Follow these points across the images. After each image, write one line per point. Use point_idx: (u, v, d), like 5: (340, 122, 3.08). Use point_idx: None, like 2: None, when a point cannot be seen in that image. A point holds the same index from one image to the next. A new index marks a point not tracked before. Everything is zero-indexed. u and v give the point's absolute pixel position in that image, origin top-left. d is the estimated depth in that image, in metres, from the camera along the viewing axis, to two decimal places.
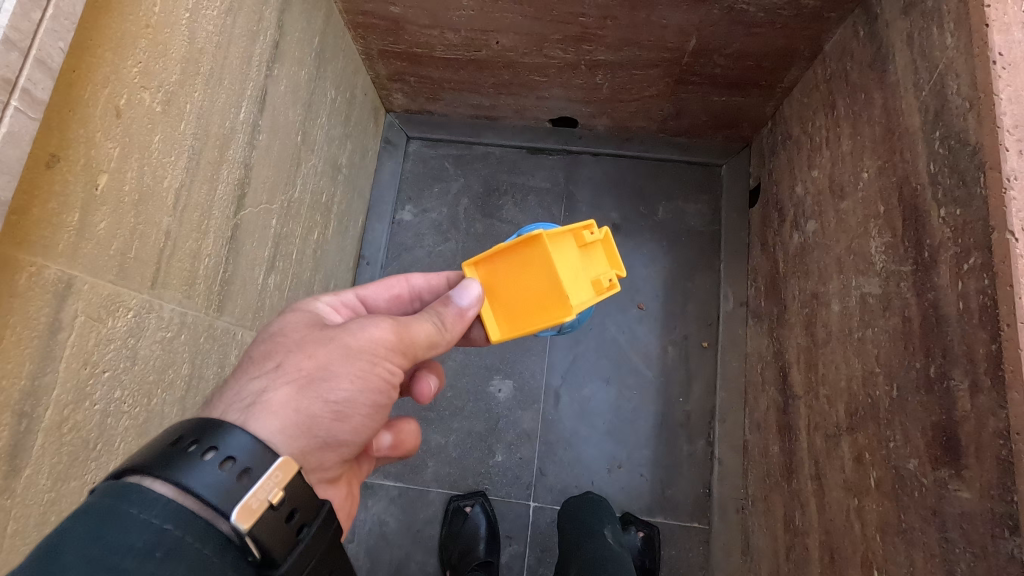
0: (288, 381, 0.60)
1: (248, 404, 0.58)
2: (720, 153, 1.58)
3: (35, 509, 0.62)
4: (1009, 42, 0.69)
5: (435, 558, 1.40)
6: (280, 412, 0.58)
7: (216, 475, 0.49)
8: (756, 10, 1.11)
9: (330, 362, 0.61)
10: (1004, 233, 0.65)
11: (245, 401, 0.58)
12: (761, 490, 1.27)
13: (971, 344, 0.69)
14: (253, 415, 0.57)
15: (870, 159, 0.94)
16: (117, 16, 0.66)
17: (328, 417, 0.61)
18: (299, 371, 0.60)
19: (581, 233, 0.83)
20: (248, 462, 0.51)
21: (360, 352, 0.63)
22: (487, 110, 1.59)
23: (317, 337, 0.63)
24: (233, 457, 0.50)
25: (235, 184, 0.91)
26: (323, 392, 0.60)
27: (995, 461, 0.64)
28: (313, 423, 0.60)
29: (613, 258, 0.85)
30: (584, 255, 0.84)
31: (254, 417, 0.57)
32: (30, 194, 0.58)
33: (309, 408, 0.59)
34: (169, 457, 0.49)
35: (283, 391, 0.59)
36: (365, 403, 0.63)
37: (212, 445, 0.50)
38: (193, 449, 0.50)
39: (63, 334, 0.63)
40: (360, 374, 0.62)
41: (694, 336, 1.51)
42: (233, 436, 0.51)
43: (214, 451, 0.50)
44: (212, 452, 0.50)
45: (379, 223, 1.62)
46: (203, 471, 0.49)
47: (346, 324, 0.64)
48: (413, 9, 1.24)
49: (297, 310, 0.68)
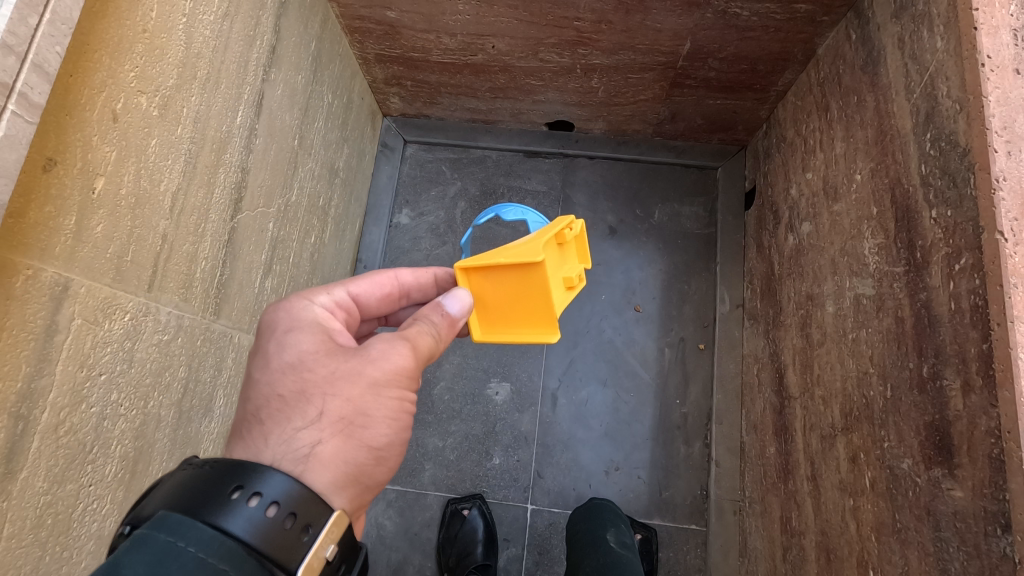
0: (333, 430, 0.56)
1: (298, 458, 0.54)
2: (715, 156, 1.59)
3: (31, 512, 0.62)
4: (997, 45, 0.70)
5: (433, 561, 1.40)
6: (331, 464, 0.55)
7: (275, 529, 0.47)
8: (749, 14, 1.12)
9: (366, 404, 0.58)
10: (992, 233, 0.66)
11: (297, 452, 0.55)
12: (758, 491, 1.28)
13: (963, 344, 0.69)
14: (307, 468, 0.54)
15: (863, 161, 0.95)
16: (114, 22, 0.66)
17: (371, 462, 0.58)
18: (339, 417, 0.57)
19: (564, 233, 0.82)
20: (308, 517, 0.50)
21: (389, 389, 0.60)
22: (483, 114, 1.60)
23: (345, 373, 0.59)
24: (294, 513, 0.49)
25: (232, 187, 0.92)
26: (362, 437, 0.58)
27: (986, 460, 0.65)
28: (359, 471, 0.57)
29: (585, 251, 0.87)
30: (563, 250, 0.84)
31: (308, 470, 0.54)
32: (25, 198, 0.58)
33: (355, 457, 0.57)
34: (222, 505, 0.46)
35: (330, 442, 0.56)
36: (400, 442, 0.61)
37: (274, 500, 0.48)
38: (246, 498, 0.47)
39: (59, 336, 0.63)
40: (394, 415, 0.60)
41: (690, 338, 1.52)
42: (285, 484, 0.49)
43: (275, 506, 0.48)
44: (273, 507, 0.48)
45: (377, 227, 1.62)
46: (258, 522, 0.47)
47: (368, 353, 0.60)
48: (410, 14, 1.25)
49: (307, 332, 0.63)
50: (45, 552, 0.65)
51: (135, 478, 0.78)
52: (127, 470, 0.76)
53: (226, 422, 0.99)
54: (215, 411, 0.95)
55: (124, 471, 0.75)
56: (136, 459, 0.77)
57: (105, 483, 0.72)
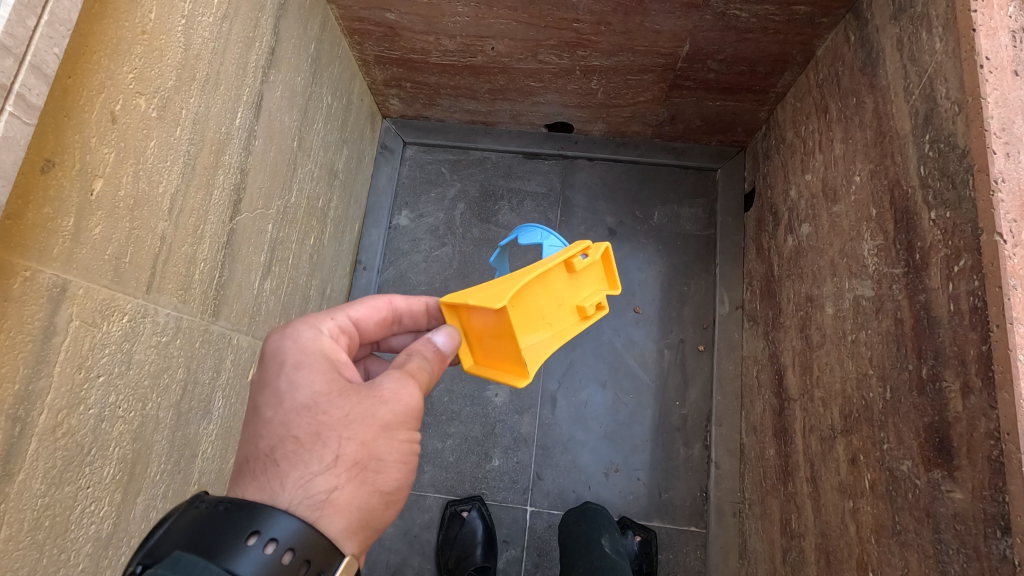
0: (349, 476, 0.55)
1: (316, 505, 0.53)
2: (715, 157, 1.59)
3: (28, 514, 0.62)
4: (996, 47, 0.70)
5: (432, 563, 1.40)
6: (346, 510, 0.54)
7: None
8: (748, 15, 1.13)
9: (379, 448, 0.58)
10: (992, 234, 0.65)
11: (313, 497, 0.53)
12: (758, 493, 1.27)
13: (962, 345, 0.69)
14: (323, 515, 0.53)
15: (862, 162, 0.95)
16: (113, 23, 0.66)
17: (381, 505, 0.58)
18: (355, 464, 0.56)
19: (573, 264, 0.81)
20: (319, 564, 0.50)
21: (400, 430, 0.59)
22: (483, 116, 1.60)
23: (360, 416, 0.58)
24: (307, 560, 0.49)
25: (231, 188, 0.92)
26: (375, 481, 0.57)
27: (986, 462, 0.65)
28: (369, 515, 0.56)
29: (613, 278, 0.90)
30: (572, 280, 0.84)
31: (325, 517, 0.53)
32: (24, 200, 0.58)
33: (368, 502, 0.56)
34: (243, 553, 0.46)
35: (346, 488, 0.55)
36: (408, 483, 0.61)
37: (290, 546, 0.48)
38: (270, 549, 0.47)
39: (57, 338, 0.63)
40: (405, 458, 0.59)
41: (690, 340, 1.52)
42: (307, 535, 0.50)
43: (290, 553, 0.48)
44: (287, 554, 0.48)
45: (376, 228, 1.62)
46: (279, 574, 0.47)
47: (380, 393, 0.59)
48: (409, 15, 1.25)
49: (316, 369, 0.60)
50: (42, 554, 0.64)
51: (133, 480, 0.77)
52: (126, 472, 0.76)
53: (225, 423, 0.99)
54: (214, 413, 0.95)
55: (121, 472, 0.75)
56: (135, 462, 0.77)
57: (103, 485, 0.72)
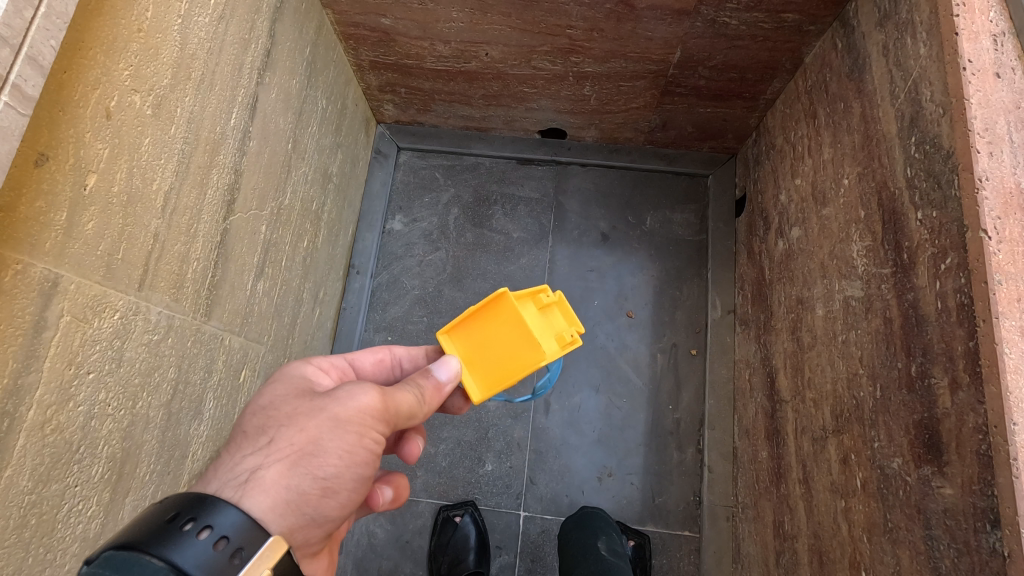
0: (280, 457, 0.60)
1: (242, 481, 0.58)
2: (707, 164, 1.61)
3: (15, 511, 0.61)
4: (977, 50, 0.73)
5: (424, 569, 1.39)
6: (272, 489, 0.58)
7: (209, 554, 0.49)
8: (738, 23, 1.15)
9: (320, 437, 0.62)
10: (977, 232, 0.67)
11: (239, 478, 0.58)
12: (751, 495, 1.28)
13: (950, 341, 0.70)
14: (247, 493, 0.57)
15: (850, 166, 0.97)
16: (109, 20, 0.67)
17: (317, 493, 0.61)
18: (291, 447, 0.61)
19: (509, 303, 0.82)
20: (240, 541, 0.52)
21: (351, 424, 0.63)
22: (477, 122, 1.61)
23: (308, 409, 0.63)
24: (226, 536, 0.51)
25: (226, 188, 0.92)
26: (312, 467, 0.61)
27: (974, 456, 0.65)
28: (302, 500, 0.60)
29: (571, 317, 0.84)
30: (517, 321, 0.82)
31: (248, 495, 0.57)
32: (18, 192, 0.58)
33: (300, 485, 0.60)
34: (165, 536, 0.48)
35: (273, 468, 0.59)
36: (353, 477, 0.63)
37: (207, 523, 0.50)
38: (189, 527, 0.49)
39: (48, 333, 0.63)
40: (347, 449, 0.62)
41: (682, 344, 1.52)
42: (227, 515, 0.52)
43: (208, 530, 0.50)
44: (206, 531, 0.50)
45: (370, 233, 1.62)
46: (198, 551, 0.48)
47: (335, 392, 0.64)
48: (404, 20, 1.26)
49: (287, 383, 0.69)
50: (28, 553, 0.63)
51: (121, 480, 0.76)
52: (113, 473, 0.75)
53: (217, 424, 0.98)
54: (205, 413, 0.94)
55: (110, 472, 0.74)
56: (124, 461, 0.76)
57: (91, 484, 0.71)
